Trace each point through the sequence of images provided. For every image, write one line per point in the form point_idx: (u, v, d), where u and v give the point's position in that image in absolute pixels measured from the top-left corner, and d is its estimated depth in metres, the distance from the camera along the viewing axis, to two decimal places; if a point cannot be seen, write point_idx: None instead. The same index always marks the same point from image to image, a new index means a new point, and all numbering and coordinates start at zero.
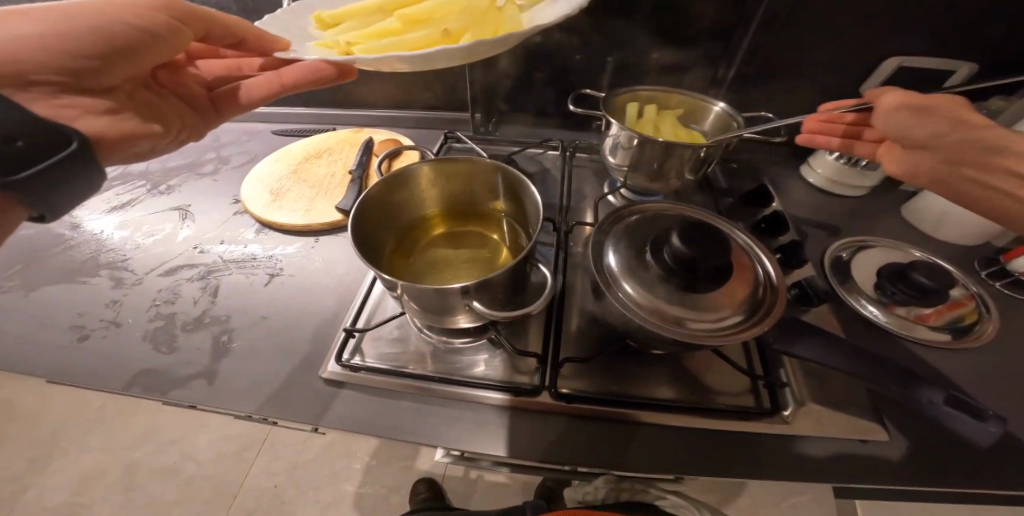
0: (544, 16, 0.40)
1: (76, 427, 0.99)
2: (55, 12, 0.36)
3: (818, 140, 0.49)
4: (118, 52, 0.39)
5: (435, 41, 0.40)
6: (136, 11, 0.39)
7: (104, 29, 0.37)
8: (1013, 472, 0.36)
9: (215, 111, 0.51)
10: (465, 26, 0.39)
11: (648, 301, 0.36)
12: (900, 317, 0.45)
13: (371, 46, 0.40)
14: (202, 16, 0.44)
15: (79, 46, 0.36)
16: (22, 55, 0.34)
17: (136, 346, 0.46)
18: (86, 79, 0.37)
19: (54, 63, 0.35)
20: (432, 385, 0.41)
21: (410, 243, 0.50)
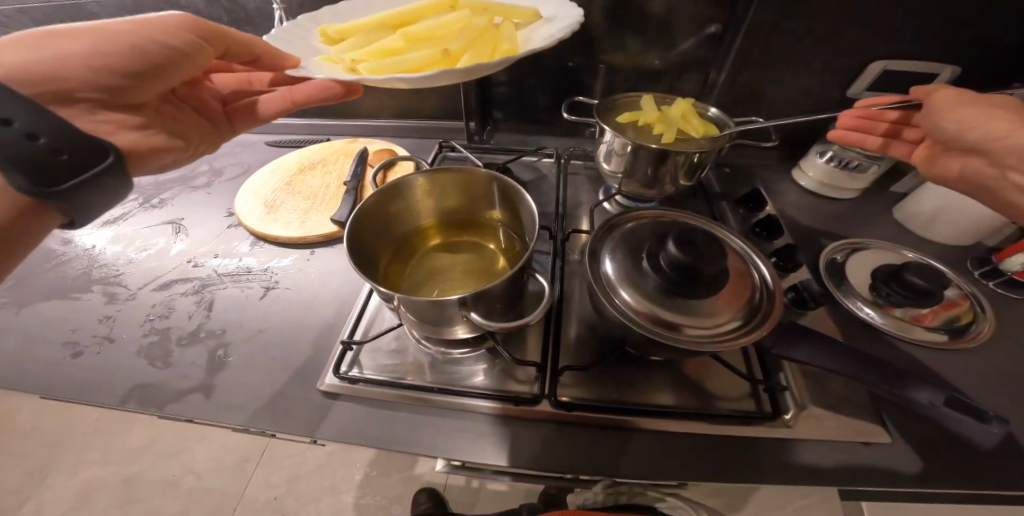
0: (538, 36, 0.43)
1: (69, 442, 0.98)
2: (102, 36, 0.37)
3: (853, 136, 0.50)
4: (153, 71, 0.39)
5: (434, 61, 0.40)
6: (169, 31, 0.39)
7: (142, 51, 0.38)
8: (1015, 473, 0.36)
9: (228, 123, 0.51)
10: (464, 48, 0.41)
11: (645, 308, 0.36)
12: (896, 318, 0.46)
13: (379, 64, 0.40)
14: (224, 37, 0.42)
15: (118, 66, 0.37)
16: (71, 74, 0.36)
17: (130, 362, 0.45)
18: (123, 95, 0.39)
19: (97, 81, 0.37)
20: (431, 396, 0.41)
21: (405, 254, 0.50)
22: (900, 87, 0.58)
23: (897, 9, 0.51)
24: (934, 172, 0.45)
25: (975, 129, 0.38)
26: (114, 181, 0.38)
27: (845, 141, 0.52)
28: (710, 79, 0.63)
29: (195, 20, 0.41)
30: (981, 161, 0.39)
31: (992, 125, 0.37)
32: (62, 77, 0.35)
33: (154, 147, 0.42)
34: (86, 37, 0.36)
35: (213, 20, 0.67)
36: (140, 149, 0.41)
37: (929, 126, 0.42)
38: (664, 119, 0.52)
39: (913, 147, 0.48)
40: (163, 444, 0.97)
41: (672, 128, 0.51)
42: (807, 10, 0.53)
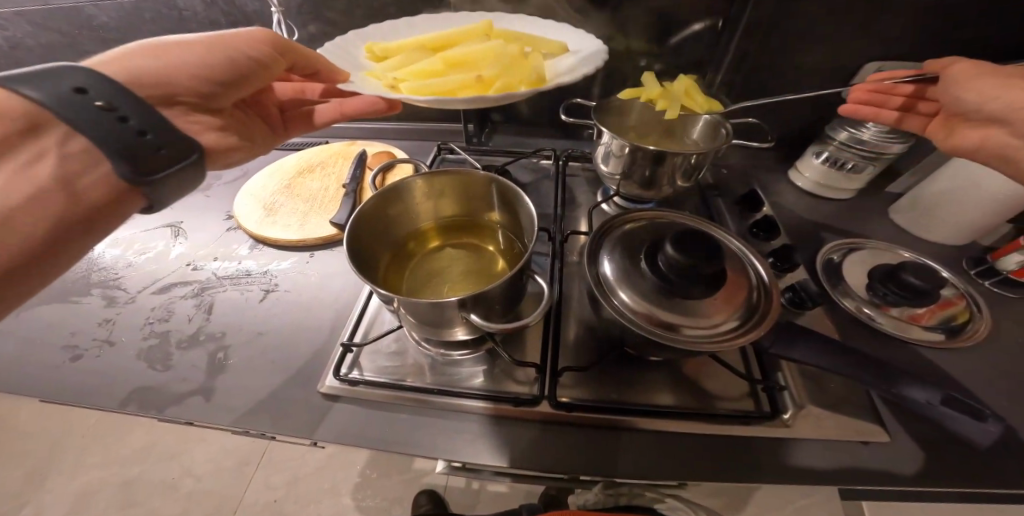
0: (566, 68, 0.45)
1: (69, 445, 0.98)
2: (200, 48, 0.38)
3: (863, 110, 0.49)
4: (240, 80, 0.41)
5: (469, 86, 0.42)
6: (254, 45, 0.41)
7: (234, 62, 0.39)
8: (1013, 471, 0.36)
9: (280, 130, 0.52)
10: (497, 74, 0.42)
11: (643, 308, 0.37)
12: (893, 317, 0.46)
13: (418, 86, 0.42)
14: (294, 52, 0.43)
15: (210, 73, 0.39)
16: (172, 79, 0.37)
17: (130, 365, 0.45)
18: (213, 101, 0.40)
19: (192, 86, 0.38)
20: (431, 397, 0.41)
21: (405, 257, 0.50)
22: None
23: (892, 10, 0.51)
24: (951, 145, 0.43)
25: (995, 99, 0.37)
26: (195, 173, 0.37)
27: (855, 115, 0.49)
28: (707, 80, 0.64)
29: (274, 36, 0.43)
30: (1003, 131, 0.38)
31: (1014, 93, 0.36)
32: (163, 82, 0.36)
33: (230, 151, 0.43)
34: (185, 48, 0.38)
35: (212, 23, 0.67)
36: (216, 149, 0.41)
37: (947, 99, 0.41)
38: (668, 94, 0.52)
39: (926, 122, 0.46)
40: (163, 447, 0.96)
41: (675, 104, 0.51)
42: (804, 11, 0.53)
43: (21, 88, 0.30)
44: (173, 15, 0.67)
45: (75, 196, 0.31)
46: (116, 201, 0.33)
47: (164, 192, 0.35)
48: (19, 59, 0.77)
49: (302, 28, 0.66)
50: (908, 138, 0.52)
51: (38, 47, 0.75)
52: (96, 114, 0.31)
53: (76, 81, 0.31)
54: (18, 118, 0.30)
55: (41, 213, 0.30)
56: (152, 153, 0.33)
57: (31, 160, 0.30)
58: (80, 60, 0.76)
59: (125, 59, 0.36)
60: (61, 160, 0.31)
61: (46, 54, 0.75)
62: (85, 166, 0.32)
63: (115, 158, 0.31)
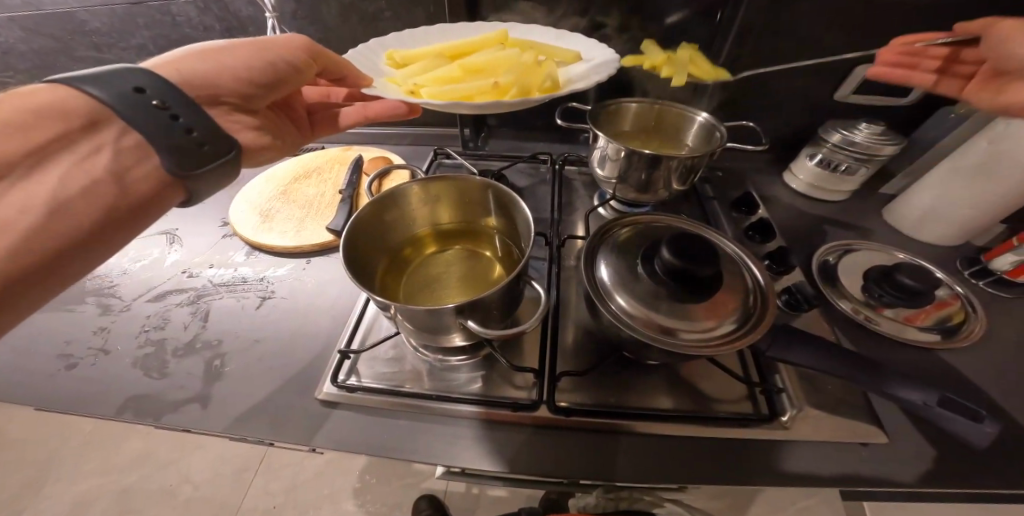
0: (575, 79, 0.48)
1: (66, 452, 0.97)
2: (244, 51, 0.40)
3: (899, 71, 0.49)
4: (278, 83, 0.42)
5: (485, 92, 0.45)
6: (294, 51, 0.42)
7: (274, 66, 0.41)
8: (1009, 471, 0.37)
9: (312, 134, 0.53)
10: (513, 80, 0.45)
11: (641, 313, 0.37)
12: (889, 318, 0.47)
13: (436, 90, 0.45)
14: (326, 58, 0.44)
15: (254, 77, 0.40)
16: (218, 82, 0.38)
17: (125, 374, 0.45)
18: (254, 102, 0.41)
19: (238, 89, 0.39)
20: (429, 404, 0.41)
21: (402, 263, 0.50)
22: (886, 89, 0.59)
23: (884, 13, 0.52)
24: (994, 102, 0.42)
25: None
26: (233, 170, 0.38)
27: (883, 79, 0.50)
28: None
29: (309, 42, 0.44)
30: None
31: None
32: (209, 83, 0.38)
33: (265, 149, 0.44)
34: (230, 50, 0.39)
35: (206, 29, 0.67)
36: (249, 147, 0.42)
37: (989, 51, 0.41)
38: (671, 63, 0.55)
39: (964, 83, 0.46)
40: (160, 454, 0.96)
41: (681, 70, 0.54)
42: (797, 14, 0.53)
43: (85, 88, 0.32)
44: (165, 20, 0.67)
45: (127, 188, 0.32)
46: (162, 195, 0.34)
47: (211, 182, 0.36)
48: (12, 65, 0.77)
49: (296, 32, 0.65)
50: (900, 140, 0.53)
51: (31, 53, 0.74)
52: (149, 111, 0.32)
53: (135, 80, 0.33)
54: (77, 113, 0.31)
55: (94, 203, 0.31)
56: (199, 147, 0.34)
57: (86, 153, 0.31)
58: (74, 66, 0.75)
59: (174, 61, 0.37)
60: (114, 153, 0.32)
61: (39, 59, 0.75)
62: (138, 159, 0.33)
63: (165, 152, 0.32)
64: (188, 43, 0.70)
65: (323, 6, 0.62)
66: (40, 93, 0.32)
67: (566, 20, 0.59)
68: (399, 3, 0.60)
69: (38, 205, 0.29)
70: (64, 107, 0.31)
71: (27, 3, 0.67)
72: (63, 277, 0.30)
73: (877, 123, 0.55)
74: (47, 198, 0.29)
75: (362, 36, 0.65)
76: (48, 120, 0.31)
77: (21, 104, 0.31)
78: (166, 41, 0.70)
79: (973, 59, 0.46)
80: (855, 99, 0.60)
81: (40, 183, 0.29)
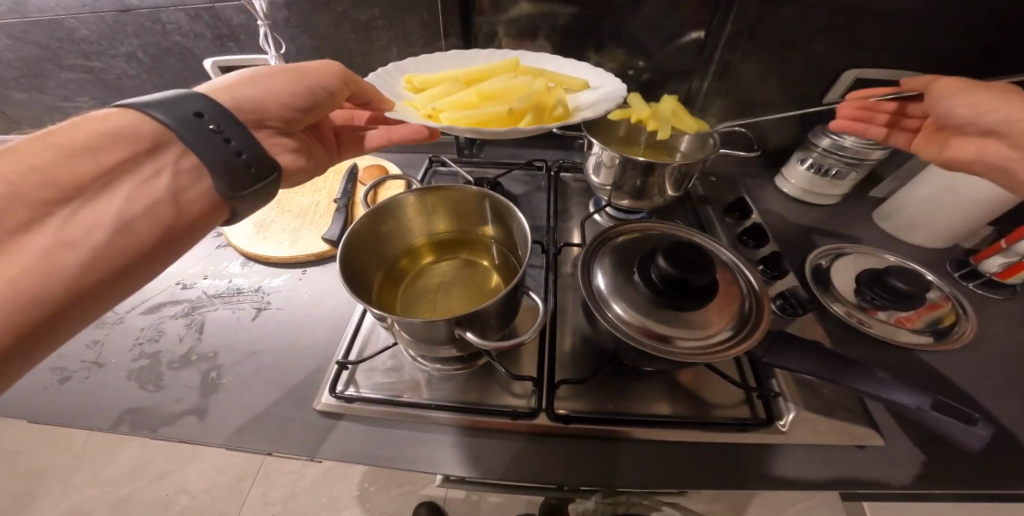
0: (586, 105, 0.49)
1: (61, 462, 0.96)
2: (290, 75, 0.40)
3: (857, 127, 0.50)
4: (315, 107, 0.42)
5: (499, 118, 0.46)
6: (331, 77, 0.42)
7: (312, 92, 0.41)
8: (999, 470, 0.37)
9: (335, 154, 0.52)
10: (527, 106, 0.46)
11: (637, 320, 0.37)
12: (883, 321, 0.47)
13: (456, 116, 0.45)
14: (357, 84, 0.43)
15: (293, 103, 0.40)
16: (263, 109, 0.39)
17: (120, 387, 0.44)
18: (294, 126, 0.42)
19: (280, 113, 0.40)
20: (427, 413, 0.41)
21: (400, 273, 0.50)
22: None
23: (869, 19, 0.52)
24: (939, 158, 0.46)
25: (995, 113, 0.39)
26: (274, 191, 0.38)
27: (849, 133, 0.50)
28: (694, 88, 0.64)
29: (345, 69, 0.43)
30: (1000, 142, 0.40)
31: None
32: (257, 108, 0.39)
33: (302, 169, 0.44)
34: (282, 76, 0.40)
35: (196, 36, 0.67)
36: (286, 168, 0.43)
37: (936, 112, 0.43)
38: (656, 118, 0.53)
39: (911, 136, 0.49)
40: (155, 466, 0.94)
41: (666, 125, 0.52)
42: (784, 20, 0.54)
43: (150, 112, 0.32)
44: (155, 28, 0.66)
45: (182, 209, 0.32)
46: (212, 215, 0.34)
47: (250, 200, 0.35)
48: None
49: (288, 40, 0.65)
50: (888, 144, 0.54)
51: (18, 61, 0.73)
52: (206, 134, 0.32)
53: (194, 104, 0.33)
54: (142, 136, 0.32)
55: (154, 223, 0.31)
56: (246, 169, 0.34)
57: (147, 175, 0.31)
58: (62, 73, 0.74)
59: (230, 86, 0.39)
60: (173, 176, 0.32)
61: (27, 67, 0.74)
62: (192, 181, 0.33)
63: (217, 173, 0.33)
64: (179, 51, 0.69)
65: (315, 15, 0.61)
66: (106, 115, 0.32)
67: (558, 27, 0.60)
68: (391, 12, 0.60)
69: (104, 224, 0.29)
70: (131, 130, 0.32)
71: (15, 11, 0.66)
72: (120, 294, 0.29)
73: None
74: (114, 217, 0.29)
75: (354, 44, 0.65)
76: (113, 141, 0.31)
77: (92, 127, 0.31)
78: (156, 48, 0.69)
79: (917, 114, 0.48)
80: None
81: (104, 203, 0.29)
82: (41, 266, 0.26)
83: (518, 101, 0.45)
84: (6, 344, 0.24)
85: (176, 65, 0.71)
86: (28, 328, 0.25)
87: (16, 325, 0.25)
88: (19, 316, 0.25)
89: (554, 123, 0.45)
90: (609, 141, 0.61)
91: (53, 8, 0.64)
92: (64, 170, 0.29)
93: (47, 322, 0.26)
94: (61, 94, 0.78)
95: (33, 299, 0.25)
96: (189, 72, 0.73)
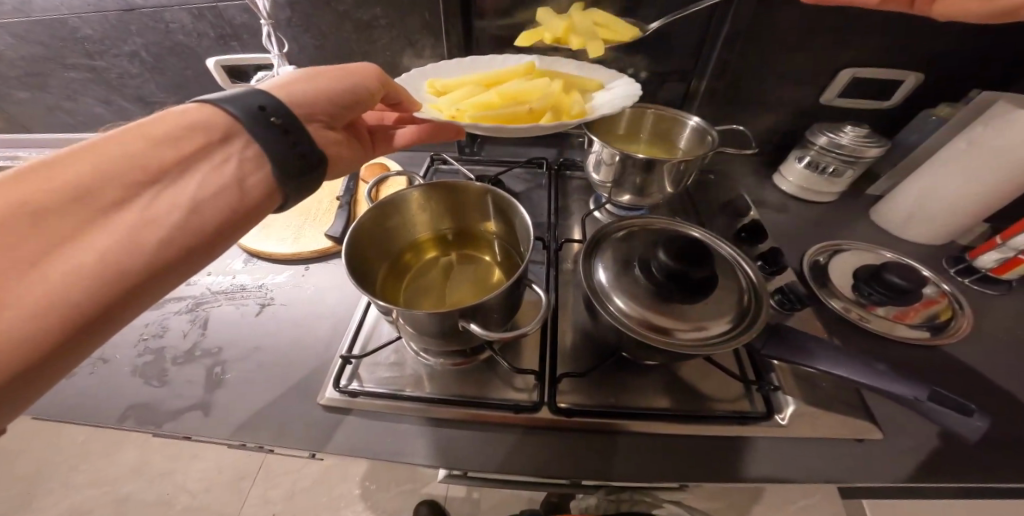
0: (604, 104, 0.51)
1: (61, 461, 0.96)
2: (335, 74, 0.42)
3: None
4: (358, 104, 0.43)
5: (521, 117, 0.47)
6: (370, 78, 0.44)
7: (353, 90, 0.42)
8: (997, 463, 0.38)
9: (371, 153, 0.50)
10: (546, 105, 0.47)
11: (638, 312, 0.37)
12: (881, 317, 0.48)
13: (479, 115, 0.46)
14: (394, 87, 0.46)
15: (339, 99, 0.41)
16: (314, 104, 0.40)
17: (125, 382, 0.44)
18: (338, 121, 0.42)
19: (328, 108, 0.41)
20: (431, 406, 0.41)
21: (404, 268, 0.50)
22: (867, 91, 0.60)
23: (862, 19, 0.53)
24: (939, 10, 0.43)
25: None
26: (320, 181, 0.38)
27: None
28: (692, 88, 0.65)
29: (381, 71, 0.45)
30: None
31: None
32: (309, 103, 0.39)
33: (343, 162, 0.44)
34: (328, 76, 0.41)
35: (199, 35, 0.67)
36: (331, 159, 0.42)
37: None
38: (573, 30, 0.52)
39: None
40: (155, 465, 0.94)
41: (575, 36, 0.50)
42: (782, 18, 0.55)
43: (222, 106, 0.34)
44: (159, 27, 0.67)
45: (247, 194, 0.33)
46: (269, 202, 0.34)
47: (299, 188, 0.36)
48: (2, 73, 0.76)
49: (291, 40, 0.66)
50: (884, 142, 0.54)
51: (21, 60, 0.74)
52: (265, 126, 0.34)
53: (257, 99, 0.35)
54: (213, 127, 0.33)
55: (222, 207, 0.31)
56: (301, 156, 0.35)
57: (217, 162, 0.32)
58: (65, 73, 0.75)
59: (286, 84, 0.39)
60: (239, 163, 0.33)
61: (29, 66, 0.75)
62: (255, 168, 0.33)
63: (273, 159, 0.34)
64: (181, 50, 0.70)
65: (318, 14, 0.62)
66: (187, 110, 0.33)
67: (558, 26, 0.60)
68: (394, 12, 0.61)
69: (180, 207, 0.30)
70: (206, 122, 0.33)
71: (19, 10, 0.66)
72: (192, 272, 0.30)
73: (862, 126, 0.56)
74: (188, 200, 0.30)
75: (356, 43, 0.65)
76: (191, 132, 0.32)
77: (174, 120, 0.32)
78: (159, 48, 0.70)
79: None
80: (839, 102, 0.62)
81: (180, 187, 0.30)
82: (124, 244, 0.27)
83: (539, 102, 0.47)
84: (92, 315, 0.25)
85: (179, 64, 0.72)
86: (110, 300, 0.26)
87: (100, 298, 0.25)
88: (102, 291, 0.25)
89: (572, 121, 0.47)
90: (612, 139, 0.63)
91: (57, 7, 0.65)
92: (150, 157, 0.30)
93: (129, 296, 0.26)
94: (63, 93, 0.79)
95: (116, 274, 0.26)
96: (192, 71, 0.73)
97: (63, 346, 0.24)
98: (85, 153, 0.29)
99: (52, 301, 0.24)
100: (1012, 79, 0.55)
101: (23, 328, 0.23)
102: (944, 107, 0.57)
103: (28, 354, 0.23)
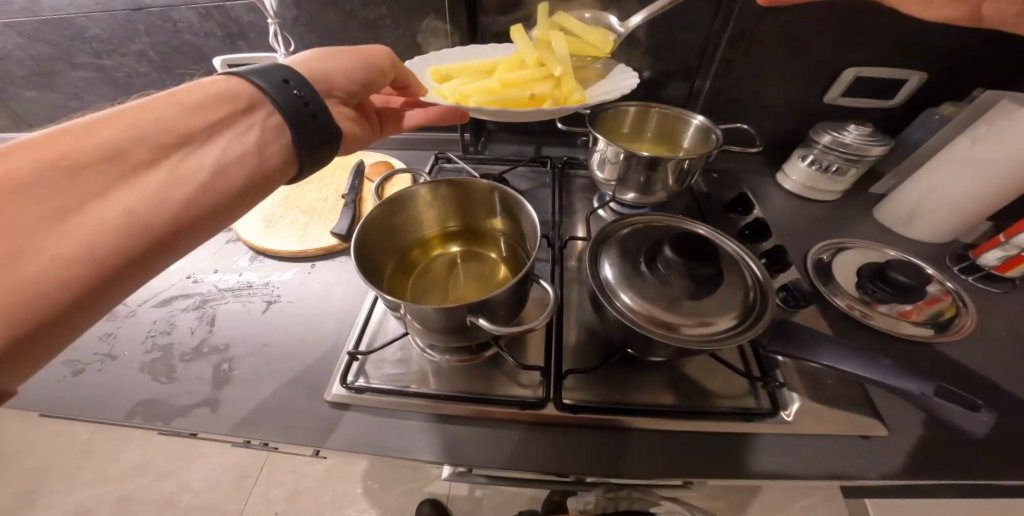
0: (605, 88, 0.51)
1: (65, 460, 0.96)
2: (352, 53, 0.44)
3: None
4: (372, 83, 0.45)
5: (523, 103, 0.48)
6: (383, 57, 0.46)
7: (369, 67, 0.44)
8: (1004, 459, 0.38)
9: (379, 134, 0.52)
10: (547, 92, 0.48)
11: (645, 309, 0.38)
12: (885, 314, 0.48)
13: (485, 100, 0.47)
14: (403, 68, 0.47)
15: (358, 77, 0.44)
16: (334, 81, 0.42)
17: (134, 378, 0.45)
18: (355, 98, 0.45)
19: (349, 85, 0.43)
20: (438, 402, 0.41)
21: (411, 265, 0.50)
22: (870, 90, 0.61)
23: (865, 19, 0.54)
24: None
25: None
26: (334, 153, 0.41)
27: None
28: (696, 87, 0.65)
29: (392, 53, 0.47)
30: None
31: None
32: (328, 79, 0.42)
33: (357, 139, 0.47)
34: (345, 53, 0.44)
35: (206, 35, 0.68)
36: (347, 136, 0.45)
37: None
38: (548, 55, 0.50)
39: None
40: (158, 464, 0.94)
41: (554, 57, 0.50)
42: (784, 18, 0.55)
43: (250, 78, 0.37)
44: (166, 26, 0.67)
45: (266, 160, 0.36)
46: (287, 169, 0.38)
47: (313, 158, 0.39)
48: (10, 72, 0.77)
49: (297, 39, 0.66)
50: (887, 141, 0.55)
51: (28, 59, 0.74)
52: (290, 97, 0.37)
53: (281, 73, 0.38)
54: (240, 97, 0.36)
55: (243, 170, 0.34)
56: (320, 128, 0.37)
57: (241, 129, 0.35)
58: (72, 72, 0.75)
59: (306, 60, 0.42)
60: (262, 131, 0.36)
61: (37, 65, 0.75)
62: (274, 137, 0.37)
63: (294, 128, 0.37)
64: (188, 49, 0.70)
65: (325, 14, 0.63)
66: (215, 81, 0.36)
67: None
68: (400, 11, 0.61)
69: (206, 169, 0.32)
70: (234, 92, 0.36)
71: (28, 10, 0.67)
72: (214, 229, 0.33)
73: (865, 126, 0.56)
74: (214, 162, 0.33)
75: (363, 43, 0.66)
76: (219, 100, 0.35)
77: (205, 89, 0.35)
78: (166, 47, 0.70)
79: None
80: (843, 102, 0.62)
81: (206, 150, 0.33)
82: (156, 198, 0.30)
83: (541, 88, 0.48)
84: (122, 262, 0.27)
85: (185, 63, 0.72)
86: (141, 248, 0.28)
87: (132, 245, 0.28)
88: (135, 239, 0.28)
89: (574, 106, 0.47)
90: (616, 139, 0.63)
91: (66, 7, 0.65)
92: (177, 123, 0.33)
93: (157, 246, 0.29)
94: (69, 92, 0.79)
95: (149, 223, 0.29)
96: (199, 71, 0.74)
97: (98, 286, 0.27)
98: (119, 116, 0.32)
99: (89, 245, 0.26)
100: (1015, 77, 0.55)
101: (62, 269, 0.25)
102: (947, 106, 0.57)
103: (62, 298, 0.25)
